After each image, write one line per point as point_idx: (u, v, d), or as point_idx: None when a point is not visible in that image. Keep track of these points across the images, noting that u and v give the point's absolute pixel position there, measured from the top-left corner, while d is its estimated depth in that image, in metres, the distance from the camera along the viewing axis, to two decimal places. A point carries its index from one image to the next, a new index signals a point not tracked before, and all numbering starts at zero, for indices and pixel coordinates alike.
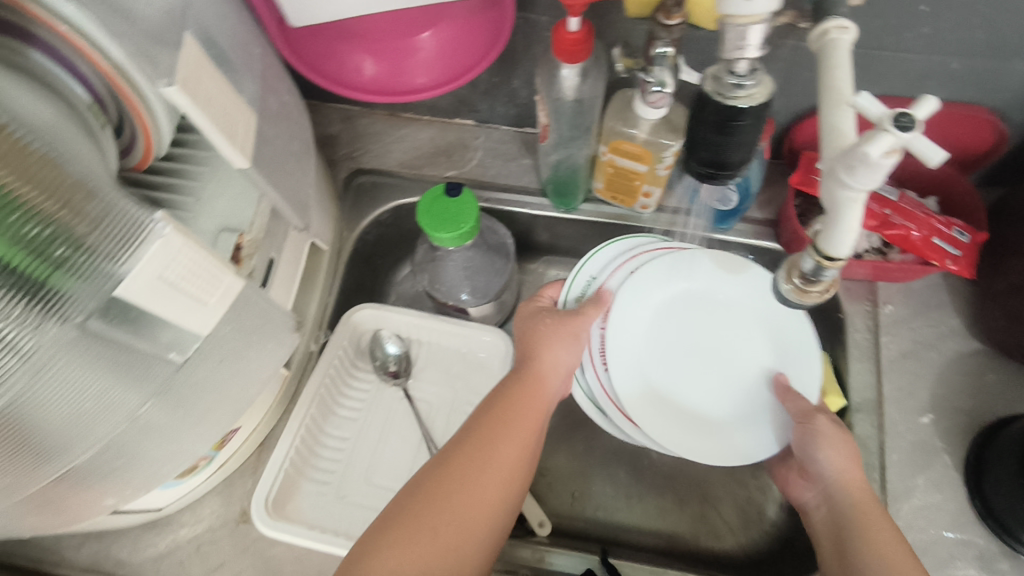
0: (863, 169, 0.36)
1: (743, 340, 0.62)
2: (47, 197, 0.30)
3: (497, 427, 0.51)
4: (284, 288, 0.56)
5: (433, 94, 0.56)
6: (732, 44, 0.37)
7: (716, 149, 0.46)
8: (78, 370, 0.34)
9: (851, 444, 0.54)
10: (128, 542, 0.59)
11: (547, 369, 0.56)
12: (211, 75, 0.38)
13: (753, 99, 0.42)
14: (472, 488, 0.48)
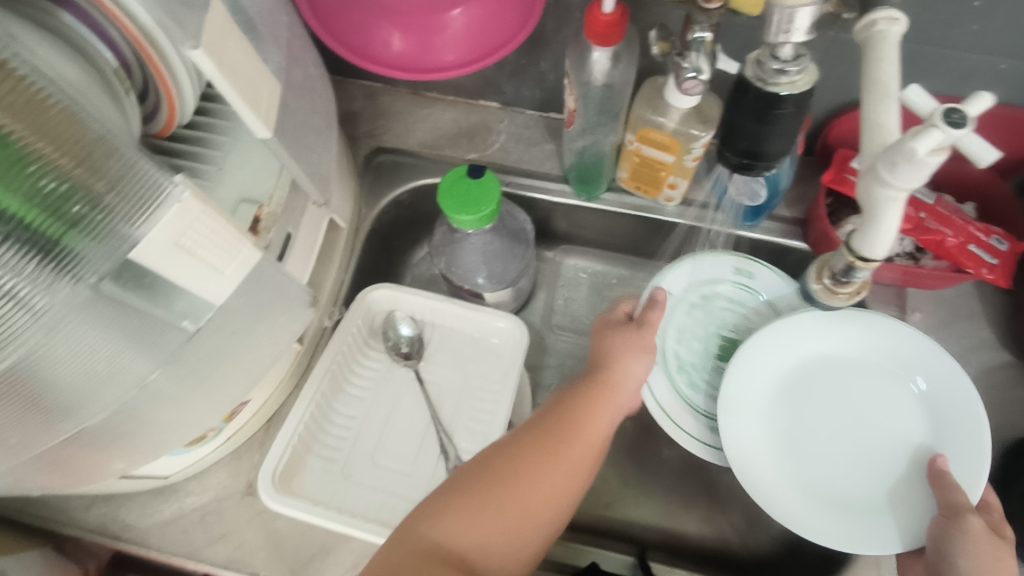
0: (907, 167, 0.35)
1: (892, 420, 0.56)
2: (62, 153, 0.30)
3: (569, 421, 0.50)
4: (301, 263, 0.56)
5: (460, 73, 0.55)
6: (778, 27, 0.37)
7: (754, 140, 0.49)
8: (88, 332, 0.34)
9: (999, 555, 0.45)
10: (135, 507, 0.60)
11: (624, 379, 0.53)
12: (238, 41, 0.37)
13: (795, 86, 0.44)
14: (540, 478, 0.47)
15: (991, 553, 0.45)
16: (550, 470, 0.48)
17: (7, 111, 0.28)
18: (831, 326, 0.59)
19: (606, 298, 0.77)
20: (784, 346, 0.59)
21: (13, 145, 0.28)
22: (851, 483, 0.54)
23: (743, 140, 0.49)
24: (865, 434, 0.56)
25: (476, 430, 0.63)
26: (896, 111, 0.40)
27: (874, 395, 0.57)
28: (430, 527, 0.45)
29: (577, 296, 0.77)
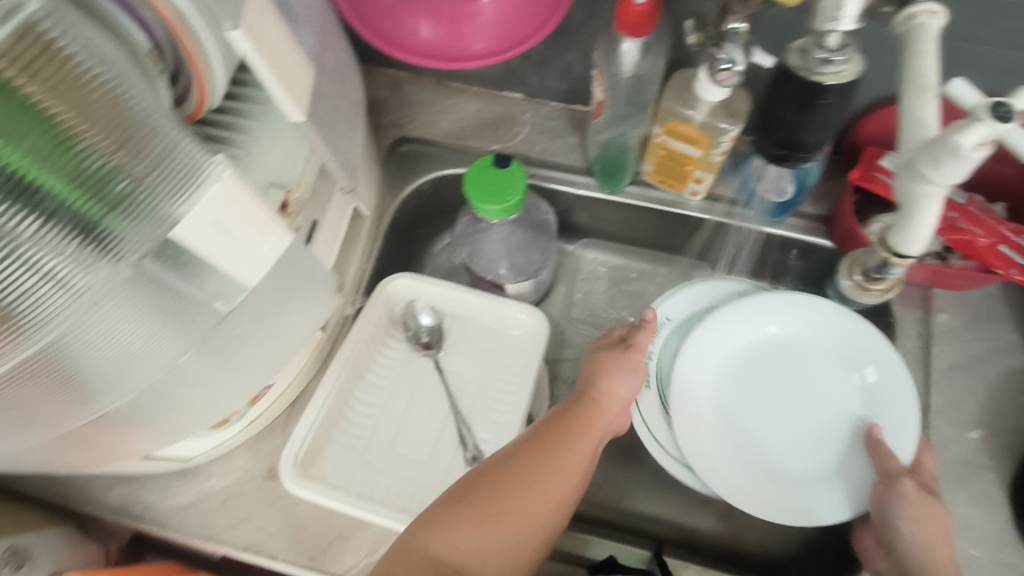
0: (948, 162, 0.35)
1: (828, 394, 0.60)
2: (104, 135, 0.29)
3: (559, 432, 0.51)
4: (327, 250, 0.56)
5: (488, 62, 0.55)
6: (827, 14, 0.37)
7: (792, 129, 0.49)
8: (125, 313, 0.34)
9: (940, 520, 0.50)
10: (157, 488, 0.61)
11: (609, 396, 0.54)
12: (275, 23, 0.37)
13: (840, 76, 0.44)
14: (534, 486, 0.47)
15: (924, 511, 0.50)
16: (546, 474, 0.48)
17: (52, 92, 0.27)
18: (778, 311, 0.61)
19: (626, 292, 0.77)
20: (729, 333, 0.61)
21: (56, 125, 0.28)
22: (793, 456, 0.58)
23: (781, 129, 0.49)
24: (797, 409, 0.60)
25: (496, 421, 0.63)
26: (934, 106, 0.40)
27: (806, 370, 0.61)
28: (433, 542, 0.44)
29: (597, 290, 0.77)
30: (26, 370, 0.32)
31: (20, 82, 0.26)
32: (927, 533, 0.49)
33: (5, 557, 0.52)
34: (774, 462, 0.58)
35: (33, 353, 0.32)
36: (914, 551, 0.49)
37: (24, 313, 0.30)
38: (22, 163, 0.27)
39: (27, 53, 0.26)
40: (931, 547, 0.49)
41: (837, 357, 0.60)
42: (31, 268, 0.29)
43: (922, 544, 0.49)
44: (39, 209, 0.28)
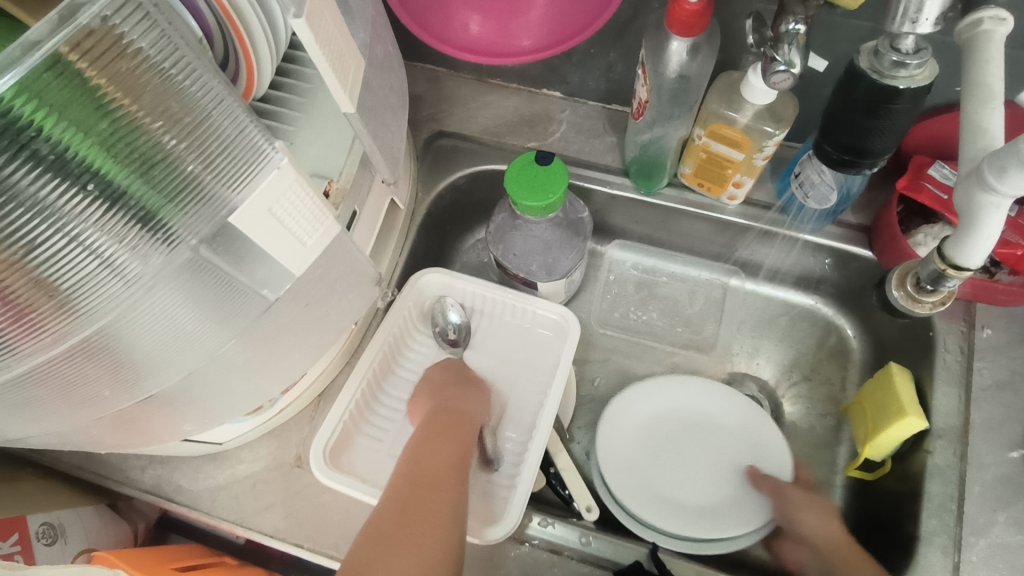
0: (1017, 171, 0.33)
1: (729, 448, 0.67)
2: (167, 126, 0.29)
3: (429, 448, 0.55)
4: (364, 243, 0.56)
5: (535, 58, 0.55)
6: (906, 16, 0.36)
7: (859, 134, 0.47)
8: (175, 300, 0.34)
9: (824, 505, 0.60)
10: (189, 470, 0.61)
11: (467, 410, 0.60)
12: (332, 13, 0.37)
13: (915, 79, 0.44)
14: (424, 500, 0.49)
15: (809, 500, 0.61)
16: (423, 480, 0.51)
17: (119, 83, 0.27)
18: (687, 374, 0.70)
19: (657, 295, 0.77)
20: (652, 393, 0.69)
21: (119, 117, 0.28)
22: (702, 489, 0.64)
23: (847, 134, 0.48)
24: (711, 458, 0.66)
25: (522, 419, 0.64)
26: (1001, 114, 0.39)
27: (718, 419, 0.68)
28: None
29: (629, 292, 0.77)
30: (79, 351, 0.33)
31: (90, 74, 0.26)
32: (817, 517, 0.59)
33: (40, 531, 0.54)
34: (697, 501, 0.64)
35: (87, 335, 0.32)
36: (810, 534, 0.59)
37: (81, 297, 0.30)
38: (88, 151, 0.27)
39: (99, 44, 0.26)
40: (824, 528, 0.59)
41: (735, 418, 0.68)
42: (91, 253, 0.29)
43: (817, 526, 0.59)
44: (101, 196, 0.28)
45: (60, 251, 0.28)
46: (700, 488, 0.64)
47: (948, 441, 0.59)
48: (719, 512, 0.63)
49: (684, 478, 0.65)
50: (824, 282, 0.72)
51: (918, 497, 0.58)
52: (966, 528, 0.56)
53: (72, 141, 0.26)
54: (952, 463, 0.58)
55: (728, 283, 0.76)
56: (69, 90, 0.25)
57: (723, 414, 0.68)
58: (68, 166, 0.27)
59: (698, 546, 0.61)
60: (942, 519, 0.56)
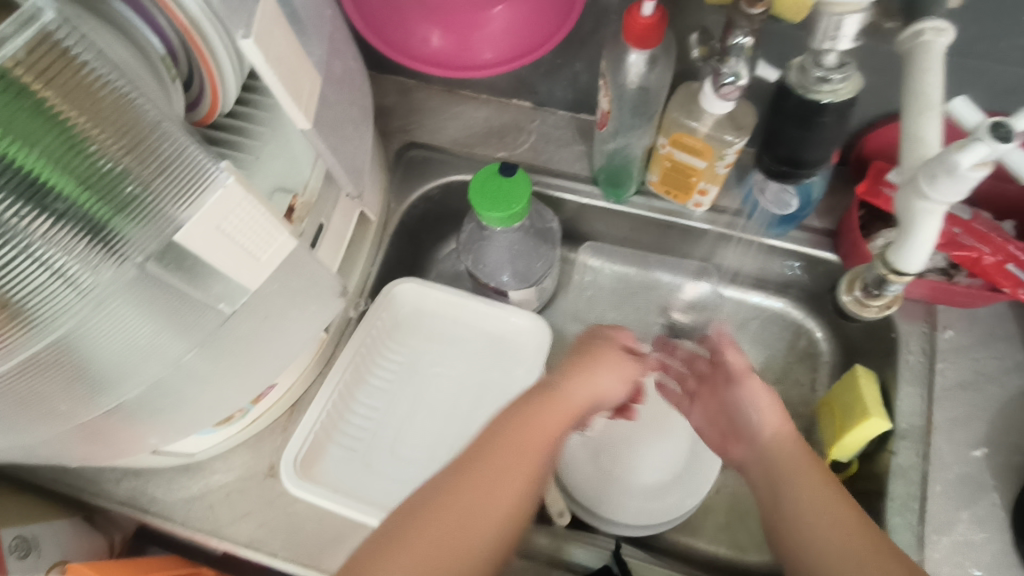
0: (947, 180, 0.35)
1: (675, 427, 0.70)
2: (115, 139, 0.30)
3: (510, 439, 0.49)
4: (330, 255, 0.57)
5: (497, 71, 0.55)
6: (826, 34, 0.37)
7: (794, 145, 0.49)
8: (130, 312, 0.35)
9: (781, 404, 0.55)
10: (163, 482, 0.61)
11: (579, 395, 0.54)
12: (284, 32, 0.38)
13: (838, 95, 0.44)
14: (483, 501, 0.47)
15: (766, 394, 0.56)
16: (475, 486, 0.47)
17: (66, 97, 0.28)
18: None
19: (631, 299, 0.77)
20: None
21: (67, 130, 0.29)
22: (644, 463, 0.68)
23: (784, 145, 0.49)
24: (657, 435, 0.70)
25: None
26: (937, 123, 0.40)
27: (667, 417, 0.70)
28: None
29: (602, 298, 0.78)
30: (37, 361, 0.33)
31: (37, 88, 0.27)
32: (767, 416, 0.54)
33: (13, 544, 0.53)
34: (634, 475, 0.68)
35: (43, 347, 0.33)
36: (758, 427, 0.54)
37: (35, 309, 0.31)
38: (35, 165, 0.28)
39: (45, 59, 0.27)
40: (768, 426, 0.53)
41: None
42: (43, 266, 0.30)
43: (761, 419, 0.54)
44: (50, 209, 0.29)
45: (9, 263, 0.29)
46: (642, 464, 0.68)
47: (912, 441, 0.60)
48: (639, 496, 0.67)
49: (620, 464, 0.68)
50: (793, 285, 0.73)
51: (882, 497, 0.59)
52: (930, 527, 0.57)
53: (17, 154, 0.27)
54: (915, 463, 0.59)
55: (699, 287, 0.76)
56: (13, 104, 0.27)
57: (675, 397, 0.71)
58: (14, 180, 0.27)
59: (605, 522, 0.65)
60: (906, 518, 0.57)
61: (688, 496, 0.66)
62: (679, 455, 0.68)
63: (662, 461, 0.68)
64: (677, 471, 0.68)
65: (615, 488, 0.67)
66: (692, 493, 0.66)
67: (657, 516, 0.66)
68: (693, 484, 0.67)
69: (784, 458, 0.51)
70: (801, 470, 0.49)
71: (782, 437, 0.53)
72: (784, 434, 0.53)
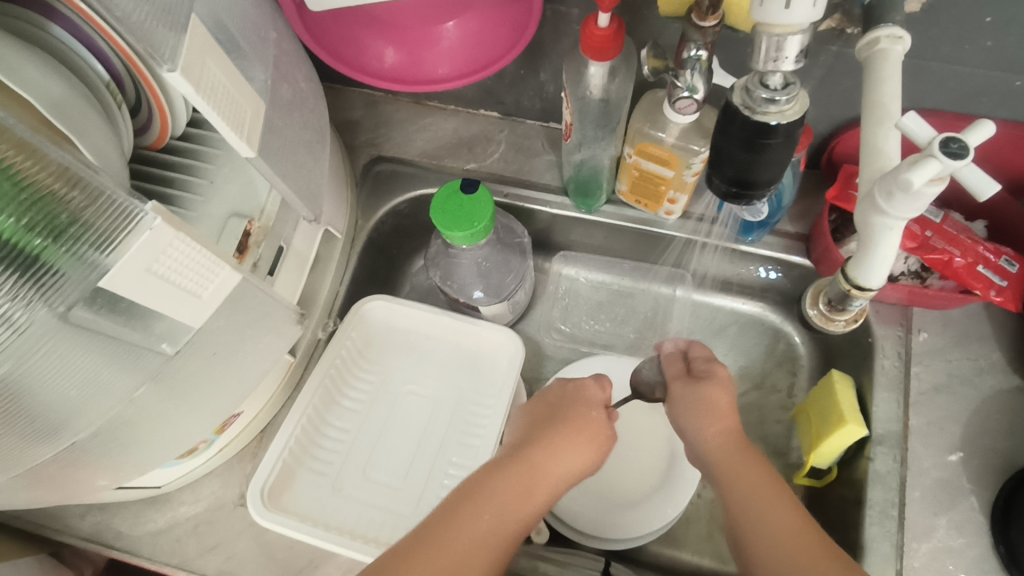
0: (904, 196, 0.34)
1: (653, 438, 0.69)
2: (45, 171, 0.29)
3: (483, 504, 0.48)
4: (291, 280, 0.56)
5: (455, 85, 0.54)
6: (766, 56, 0.35)
7: (742, 166, 0.42)
8: (74, 351, 0.33)
9: (705, 400, 0.54)
10: (129, 515, 0.60)
11: (553, 467, 0.52)
12: (217, 61, 0.36)
13: (785, 116, 0.39)
14: (449, 562, 0.45)
15: (695, 401, 0.54)
16: (459, 540, 0.46)
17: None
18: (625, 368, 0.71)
19: (607, 308, 0.76)
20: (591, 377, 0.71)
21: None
22: (622, 476, 0.67)
23: (731, 166, 0.43)
24: (636, 446, 0.69)
25: (469, 445, 0.62)
26: (897, 134, 0.40)
27: (645, 426, 0.69)
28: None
29: (578, 308, 0.76)
30: None
31: None
32: (697, 422, 0.53)
33: None
34: (612, 489, 0.67)
35: None
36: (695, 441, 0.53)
37: None
38: None
39: None
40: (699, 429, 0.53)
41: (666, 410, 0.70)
42: None
43: (698, 434, 0.53)
44: None
45: None
46: (620, 475, 0.67)
47: (888, 447, 0.59)
48: (620, 509, 0.66)
49: (599, 477, 0.67)
50: (770, 289, 0.72)
51: (860, 505, 0.58)
52: (908, 534, 0.56)
53: None
54: (892, 469, 0.58)
55: (676, 293, 0.75)
56: None
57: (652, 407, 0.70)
58: None
59: (585, 538, 0.65)
60: (883, 526, 0.56)
61: (668, 507, 0.65)
62: (658, 466, 0.67)
63: (640, 473, 0.67)
64: (657, 483, 0.67)
65: (595, 504, 0.66)
66: (668, 504, 0.65)
67: (635, 530, 0.65)
68: (672, 498, 0.65)
69: (721, 463, 0.51)
70: (737, 475, 0.49)
71: (722, 444, 0.52)
72: (717, 441, 0.52)
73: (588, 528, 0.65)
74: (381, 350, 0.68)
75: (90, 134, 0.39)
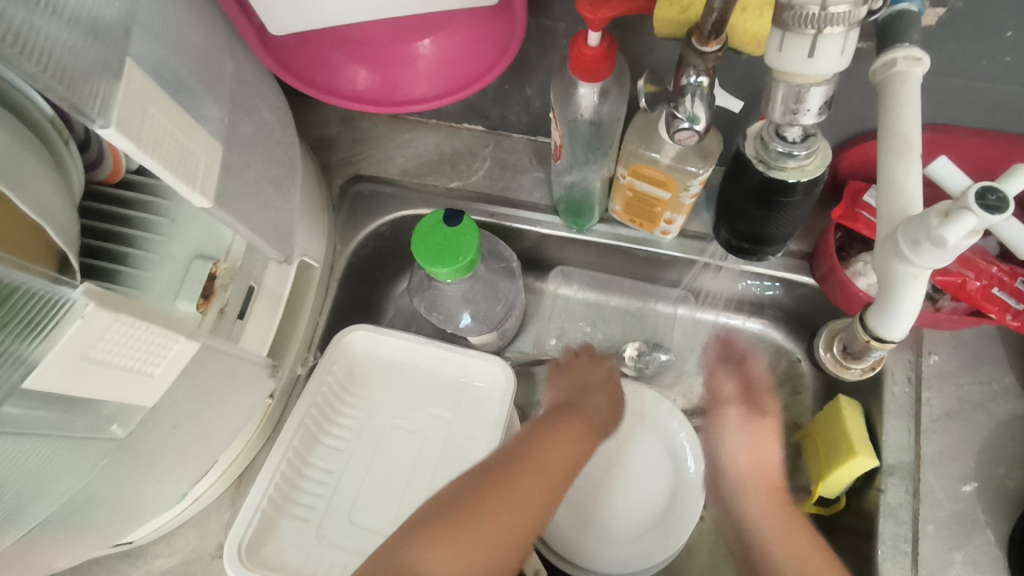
0: (933, 249, 0.32)
1: (653, 465, 0.65)
2: None
3: (541, 449, 0.53)
4: (259, 334, 0.50)
5: (433, 106, 0.51)
6: (785, 110, 0.34)
7: (755, 220, 0.50)
8: (12, 446, 0.29)
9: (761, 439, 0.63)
10: (100, 571, 0.56)
11: (593, 412, 0.60)
12: (161, 107, 0.32)
13: (805, 171, 0.43)
14: (519, 491, 0.49)
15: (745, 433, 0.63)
16: (524, 470, 0.50)
17: None
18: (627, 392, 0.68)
19: (601, 329, 0.73)
20: None
21: None
22: (622, 507, 0.64)
23: (745, 222, 0.51)
24: (636, 473, 0.65)
25: None
26: (917, 168, 0.36)
27: (645, 453, 0.66)
28: (422, 556, 0.44)
29: (572, 328, 0.73)
30: None
31: None
32: (749, 456, 0.62)
33: None
34: (610, 522, 0.64)
35: None
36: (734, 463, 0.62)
37: None
38: None
39: None
40: (753, 460, 0.62)
41: (669, 436, 0.66)
42: None
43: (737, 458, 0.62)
44: None
45: None
46: (620, 506, 0.64)
47: (900, 478, 0.56)
48: (619, 542, 0.63)
49: (598, 508, 0.64)
50: (772, 307, 0.68)
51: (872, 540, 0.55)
52: (922, 571, 0.54)
53: None
54: (904, 501, 0.56)
55: (677, 312, 0.72)
56: None
57: (653, 433, 0.66)
58: None
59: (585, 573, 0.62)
60: (896, 563, 0.54)
61: (670, 541, 0.62)
62: (659, 495, 0.64)
63: (640, 502, 0.64)
64: (658, 513, 0.63)
65: (592, 536, 0.63)
66: (670, 536, 0.62)
67: (635, 562, 0.62)
68: (673, 530, 0.62)
69: (754, 494, 0.60)
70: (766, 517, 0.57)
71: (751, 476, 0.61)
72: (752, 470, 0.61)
73: (583, 561, 0.62)
74: (366, 382, 0.65)
75: (27, 182, 0.34)
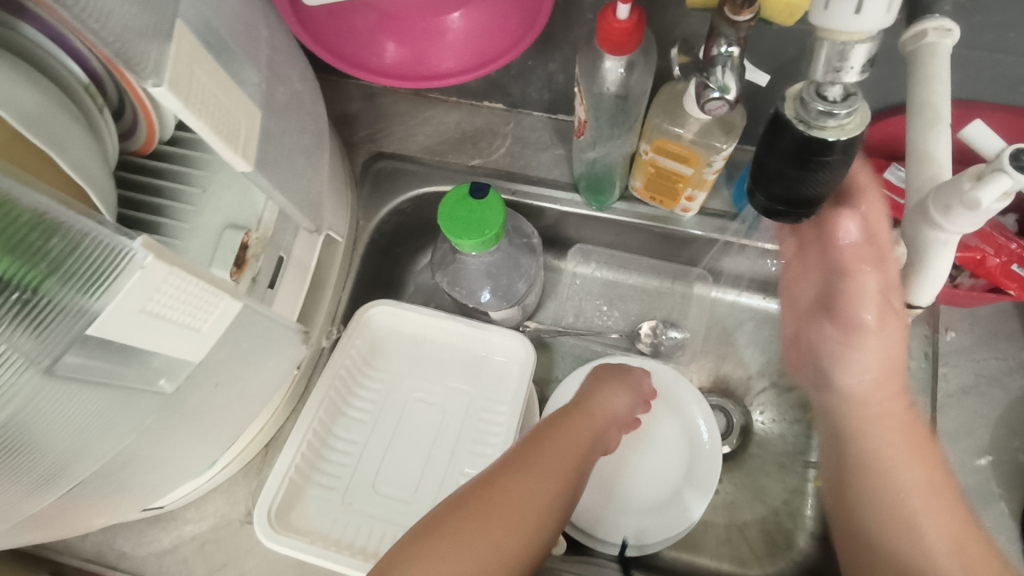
0: (964, 213, 0.34)
1: (667, 438, 0.66)
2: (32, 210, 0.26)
3: (538, 449, 0.49)
4: (289, 300, 0.52)
5: (460, 80, 0.51)
6: (829, 66, 0.34)
7: (791, 184, 0.44)
8: (73, 396, 0.30)
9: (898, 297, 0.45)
10: (132, 535, 0.58)
11: (599, 412, 0.55)
12: (207, 69, 0.33)
13: (844, 130, 0.40)
14: (508, 514, 0.43)
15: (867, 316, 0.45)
16: (515, 482, 0.45)
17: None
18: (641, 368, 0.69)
19: (619, 306, 0.74)
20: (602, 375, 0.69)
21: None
22: (637, 478, 0.65)
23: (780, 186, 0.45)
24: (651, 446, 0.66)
25: (483, 454, 0.60)
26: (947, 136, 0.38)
27: (660, 426, 0.67)
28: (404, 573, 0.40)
29: (589, 307, 0.74)
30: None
31: None
32: (884, 373, 0.45)
33: None
34: (626, 493, 0.65)
35: None
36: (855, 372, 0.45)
37: None
38: None
39: None
40: (885, 377, 0.45)
41: (683, 410, 0.67)
42: None
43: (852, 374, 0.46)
44: None
45: None
46: (635, 477, 0.65)
47: None
48: (634, 512, 0.64)
49: (615, 480, 0.65)
50: None
51: None
52: None
53: None
54: None
55: (693, 290, 0.73)
56: None
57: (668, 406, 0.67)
58: None
59: (598, 542, 0.63)
60: None
61: (685, 510, 0.63)
62: (675, 468, 0.65)
63: (655, 473, 0.65)
64: (673, 484, 0.65)
65: (609, 506, 0.64)
66: (684, 506, 0.63)
67: (650, 530, 0.63)
68: (689, 500, 0.64)
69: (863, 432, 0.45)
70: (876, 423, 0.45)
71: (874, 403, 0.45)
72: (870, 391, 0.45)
73: (599, 530, 0.64)
74: (388, 355, 0.66)
75: (69, 146, 0.35)
